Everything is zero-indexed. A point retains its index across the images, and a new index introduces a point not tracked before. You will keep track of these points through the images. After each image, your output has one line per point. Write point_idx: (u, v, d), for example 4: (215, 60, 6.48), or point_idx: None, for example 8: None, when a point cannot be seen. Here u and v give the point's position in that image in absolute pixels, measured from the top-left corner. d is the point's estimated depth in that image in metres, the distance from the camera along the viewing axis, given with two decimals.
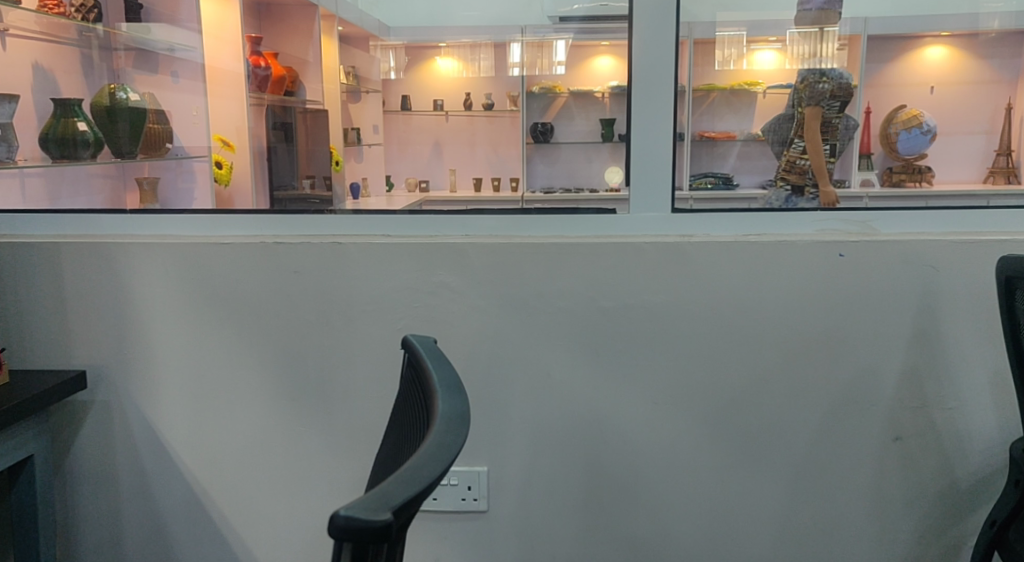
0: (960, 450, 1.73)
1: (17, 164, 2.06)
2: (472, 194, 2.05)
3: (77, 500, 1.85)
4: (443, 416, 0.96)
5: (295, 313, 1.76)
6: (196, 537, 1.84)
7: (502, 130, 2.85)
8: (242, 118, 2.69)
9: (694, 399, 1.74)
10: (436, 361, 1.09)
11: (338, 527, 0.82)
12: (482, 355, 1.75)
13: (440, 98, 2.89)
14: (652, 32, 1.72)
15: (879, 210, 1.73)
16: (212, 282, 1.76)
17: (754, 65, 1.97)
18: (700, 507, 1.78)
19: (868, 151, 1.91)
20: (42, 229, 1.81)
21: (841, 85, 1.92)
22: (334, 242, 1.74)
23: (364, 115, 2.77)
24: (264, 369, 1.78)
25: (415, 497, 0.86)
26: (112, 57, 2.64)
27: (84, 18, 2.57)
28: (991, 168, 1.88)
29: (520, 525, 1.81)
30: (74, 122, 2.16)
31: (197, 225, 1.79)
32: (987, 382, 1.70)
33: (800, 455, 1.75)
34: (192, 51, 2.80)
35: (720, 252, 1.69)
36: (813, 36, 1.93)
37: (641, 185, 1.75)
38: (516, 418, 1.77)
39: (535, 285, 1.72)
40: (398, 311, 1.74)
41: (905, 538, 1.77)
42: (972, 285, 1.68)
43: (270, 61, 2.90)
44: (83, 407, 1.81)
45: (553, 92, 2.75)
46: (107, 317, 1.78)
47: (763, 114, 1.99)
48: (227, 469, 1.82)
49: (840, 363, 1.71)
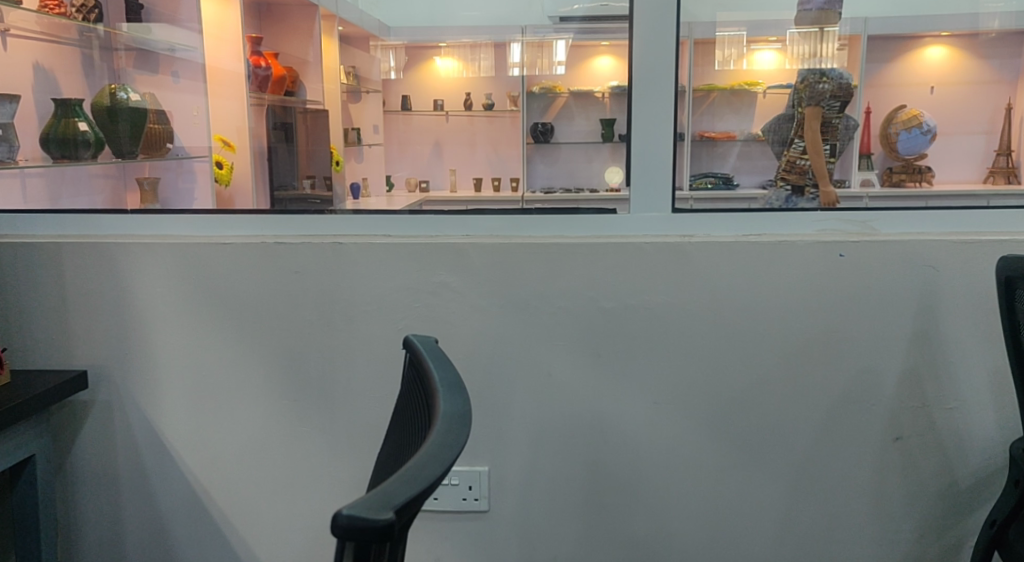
0: (960, 450, 1.73)
1: (18, 164, 2.05)
2: (472, 194, 2.05)
3: (78, 500, 1.86)
4: (444, 416, 0.96)
5: (296, 313, 1.76)
6: (198, 537, 1.84)
7: (501, 130, 2.77)
8: (242, 117, 2.70)
9: (694, 399, 1.74)
10: (437, 362, 1.10)
11: (340, 527, 0.82)
12: (483, 355, 1.75)
13: (441, 98, 2.82)
14: (652, 32, 1.72)
15: (879, 210, 1.73)
16: (212, 283, 1.76)
17: (754, 65, 1.96)
18: (700, 507, 1.78)
19: (868, 150, 1.92)
20: (43, 229, 1.81)
21: (842, 85, 1.93)
22: (335, 242, 1.74)
23: (364, 115, 2.71)
24: (265, 370, 1.78)
25: (417, 497, 0.86)
26: (112, 56, 2.64)
27: (85, 19, 2.58)
28: (990, 168, 1.90)
29: (521, 525, 1.81)
30: (75, 122, 2.17)
31: (198, 226, 1.80)
32: (986, 382, 1.71)
33: (800, 455, 1.75)
34: (192, 51, 2.86)
35: (720, 252, 1.70)
36: (813, 36, 1.94)
37: (641, 185, 1.76)
38: (516, 418, 1.77)
39: (536, 285, 1.72)
40: (398, 311, 1.75)
41: (905, 539, 1.77)
42: (972, 285, 1.68)
43: (270, 61, 2.87)
44: (84, 408, 1.82)
45: (553, 91, 2.68)
46: (108, 317, 1.79)
47: (762, 114, 1.97)
48: (227, 470, 1.82)
49: (840, 363, 1.72)
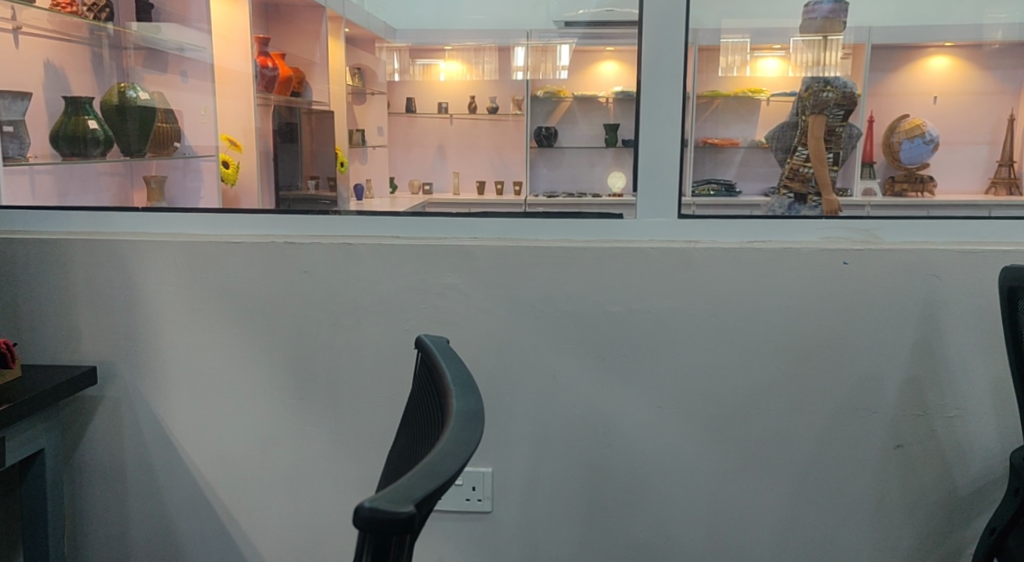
0: (960, 457, 1.75)
1: (28, 161, 2.04)
2: (474, 196, 2.09)
3: (84, 494, 1.86)
4: (458, 412, 0.97)
5: (304, 313, 1.77)
6: (202, 533, 1.85)
7: (506, 133, 2.77)
8: (248, 114, 2.71)
9: (698, 404, 1.76)
10: (448, 360, 1.11)
11: (362, 519, 0.84)
12: (488, 357, 1.76)
13: (444, 100, 2.86)
14: (663, 37, 1.73)
15: (882, 219, 1.74)
16: (221, 280, 1.78)
17: (758, 72, 2.01)
18: (702, 510, 1.79)
19: (871, 159, 1.96)
20: (55, 226, 1.82)
21: (846, 94, 1.95)
22: (343, 243, 1.75)
23: (368, 116, 2.77)
24: (272, 367, 1.80)
25: (436, 491, 0.87)
26: (122, 56, 2.53)
27: (95, 18, 2.50)
28: (992, 178, 1.93)
29: (524, 527, 1.83)
30: (85, 120, 2.21)
31: (209, 224, 1.81)
32: (988, 391, 1.72)
33: (802, 460, 1.77)
34: (202, 51, 2.76)
35: (726, 259, 1.71)
36: (817, 44, 1.96)
37: (648, 191, 1.76)
38: (521, 420, 1.78)
39: (542, 289, 1.74)
40: (406, 313, 1.76)
41: (904, 545, 1.78)
42: (974, 294, 1.70)
43: (276, 61, 2.80)
44: (93, 404, 1.83)
45: (557, 96, 2.75)
46: (117, 314, 1.80)
47: (767, 120, 2.04)
48: (233, 468, 1.83)
49: (842, 370, 1.73)
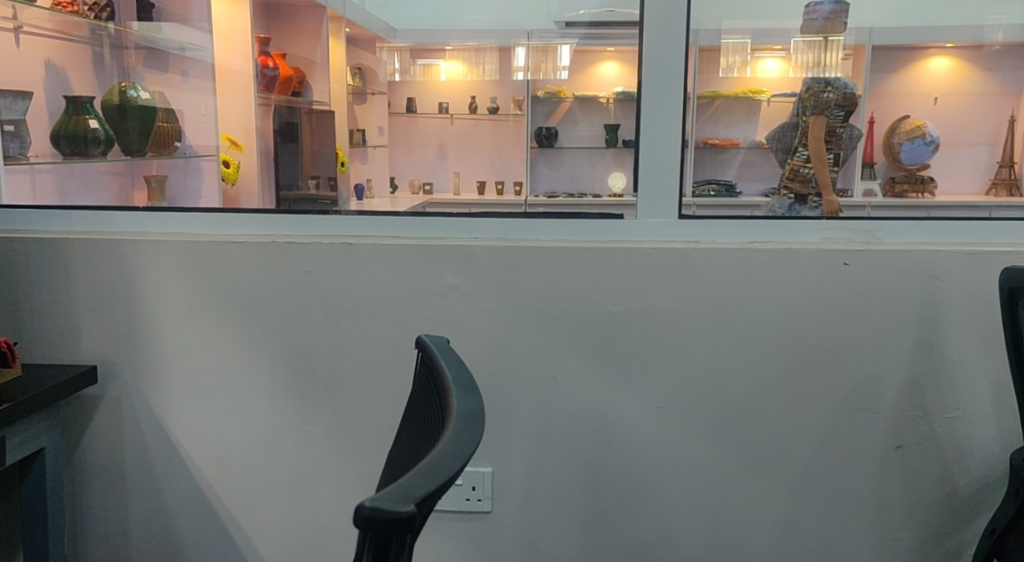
0: (960, 459, 1.75)
1: (29, 160, 2.04)
2: (475, 196, 2.09)
3: (84, 493, 1.86)
4: (458, 412, 0.97)
5: (304, 313, 1.78)
6: (202, 532, 1.85)
7: (506, 134, 2.74)
8: (249, 114, 2.71)
9: (698, 405, 1.76)
10: (449, 360, 1.11)
11: (363, 518, 0.84)
12: (489, 357, 1.76)
13: (445, 100, 2.84)
14: (663, 37, 1.73)
15: (882, 220, 1.74)
16: (221, 280, 1.78)
17: (759, 73, 2.00)
18: (702, 510, 1.79)
19: (871, 160, 1.97)
20: (55, 225, 1.83)
21: (846, 95, 1.96)
22: (343, 242, 1.75)
23: (369, 116, 2.75)
24: (272, 367, 1.80)
25: (436, 491, 0.87)
26: (123, 55, 2.54)
27: (96, 17, 2.52)
28: (993, 179, 1.93)
29: (524, 527, 1.83)
30: (86, 119, 2.21)
31: (209, 223, 1.81)
32: (988, 393, 1.72)
33: (802, 461, 1.77)
34: (203, 51, 2.77)
35: (726, 260, 1.71)
36: (818, 44, 1.97)
37: (648, 191, 1.76)
38: (521, 420, 1.78)
39: (542, 289, 1.74)
40: (406, 313, 1.76)
41: (904, 546, 1.78)
42: (974, 296, 1.70)
43: (277, 61, 2.77)
44: (94, 403, 1.83)
45: (558, 96, 2.76)
46: (117, 313, 1.80)
47: (767, 121, 2.04)
48: (233, 467, 1.83)
49: (842, 371, 1.73)
